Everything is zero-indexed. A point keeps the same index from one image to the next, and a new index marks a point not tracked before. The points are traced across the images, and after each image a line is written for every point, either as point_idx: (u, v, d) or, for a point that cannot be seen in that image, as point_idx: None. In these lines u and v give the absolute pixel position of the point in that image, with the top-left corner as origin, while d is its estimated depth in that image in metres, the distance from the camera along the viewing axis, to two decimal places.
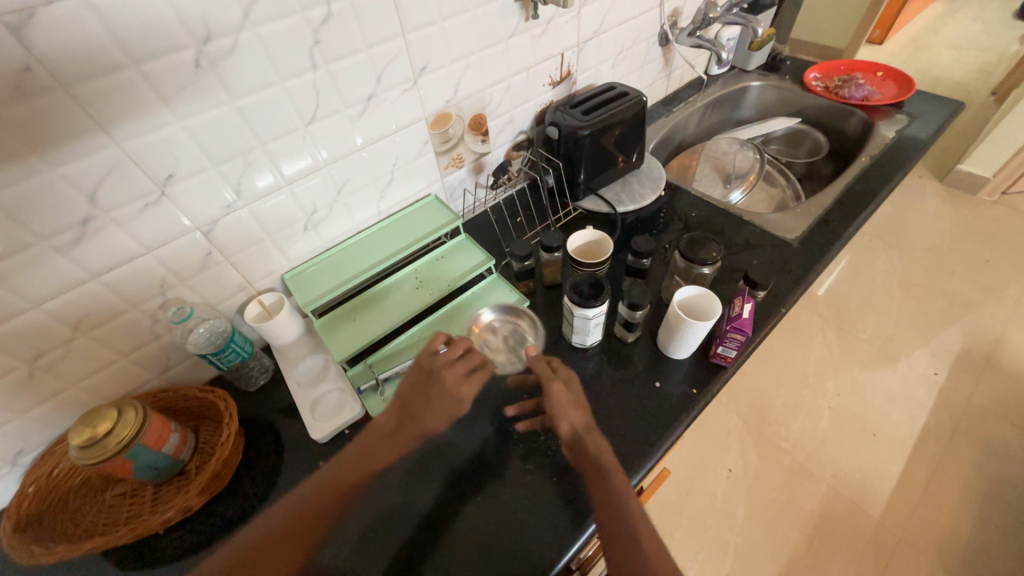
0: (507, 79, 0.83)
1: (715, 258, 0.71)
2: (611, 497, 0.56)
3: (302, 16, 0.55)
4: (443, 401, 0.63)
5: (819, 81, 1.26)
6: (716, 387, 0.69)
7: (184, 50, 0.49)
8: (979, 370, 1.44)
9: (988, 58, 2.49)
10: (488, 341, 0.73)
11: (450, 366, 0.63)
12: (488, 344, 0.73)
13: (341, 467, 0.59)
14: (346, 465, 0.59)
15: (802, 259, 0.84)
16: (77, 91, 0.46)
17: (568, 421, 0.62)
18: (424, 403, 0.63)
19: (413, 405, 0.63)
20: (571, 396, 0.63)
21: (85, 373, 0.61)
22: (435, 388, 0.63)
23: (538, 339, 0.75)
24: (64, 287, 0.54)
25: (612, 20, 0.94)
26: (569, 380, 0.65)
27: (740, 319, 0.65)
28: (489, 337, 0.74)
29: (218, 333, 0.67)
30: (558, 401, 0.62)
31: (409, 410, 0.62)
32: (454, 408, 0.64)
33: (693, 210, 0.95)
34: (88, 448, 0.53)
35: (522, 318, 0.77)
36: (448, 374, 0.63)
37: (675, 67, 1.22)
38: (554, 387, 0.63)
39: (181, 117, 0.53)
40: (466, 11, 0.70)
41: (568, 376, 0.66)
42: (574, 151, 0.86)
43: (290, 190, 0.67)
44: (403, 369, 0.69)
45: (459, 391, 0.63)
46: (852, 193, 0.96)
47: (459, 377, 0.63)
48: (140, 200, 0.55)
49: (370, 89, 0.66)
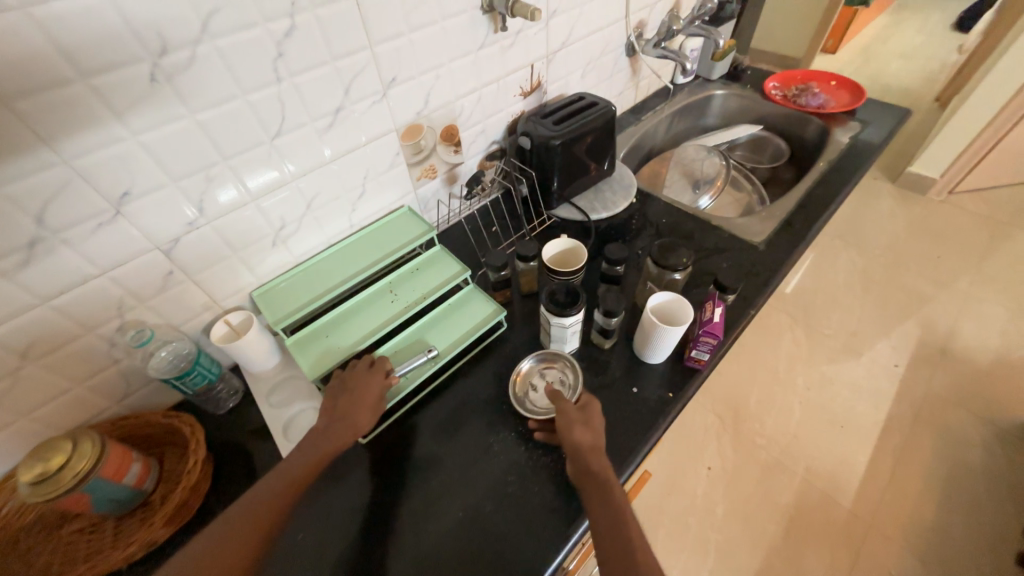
0: (478, 90, 0.84)
1: (685, 264, 0.73)
2: (614, 511, 0.52)
3: (264, 28, 0.54)
4: (362, 401, 0.61)
5: (778, 90, 1.32)
6: (691, 389, 0.71)
7: (137, 63, 0.47)
8: (935, 361, 1.52)
9: (930, 66, 2.66)
10: (535, 382, 0.71)
11: (360, 368, 0.64)
12: (531, 392, 0.70)
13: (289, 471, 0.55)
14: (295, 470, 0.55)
15: (768, 262, 0.87)
16: (20, 107, 0.43)
17: (573, 438, 0.58)
18: (347, 404, 0.61)
19: (334, 408, 0.61)
20: (585, 415, 0.61)
21: (35, 404, 0.58)
22: (349, 390, 0.62)
23: (576, 389, 0.67)
24: (9, 313, 0.51)
25: (580, 32, 0.96)
26: (588, 406, 0.63)
27: (712, 322, 0.66)
28: (532, 383, 0.71)
29: (183, 356, 0.64)
30: (568, 418, 0.60)
31: (336, 410, 0.61)
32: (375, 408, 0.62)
33: (663, 216, 0.98)
34: (38, 484, 0.49)
35: (562, 361, 0.71)
36: (358, 374, 0.64)
37: (643, 77, 1.26)
38: (563, 404, 0.61)
39: (137, 132, 0.51)
40: (434, 23, 0.70)
41: (586, 400, 0.64)
42: (546, 160, 0.87)
43: (257, 206, 0.65)
44: None
45: (370, 389, 0.63)
46: (812, 196, 1.00)
47: (364, 377, 0.63)
48: (94, 219, 0.52)
49: (337, 102, 0.65)
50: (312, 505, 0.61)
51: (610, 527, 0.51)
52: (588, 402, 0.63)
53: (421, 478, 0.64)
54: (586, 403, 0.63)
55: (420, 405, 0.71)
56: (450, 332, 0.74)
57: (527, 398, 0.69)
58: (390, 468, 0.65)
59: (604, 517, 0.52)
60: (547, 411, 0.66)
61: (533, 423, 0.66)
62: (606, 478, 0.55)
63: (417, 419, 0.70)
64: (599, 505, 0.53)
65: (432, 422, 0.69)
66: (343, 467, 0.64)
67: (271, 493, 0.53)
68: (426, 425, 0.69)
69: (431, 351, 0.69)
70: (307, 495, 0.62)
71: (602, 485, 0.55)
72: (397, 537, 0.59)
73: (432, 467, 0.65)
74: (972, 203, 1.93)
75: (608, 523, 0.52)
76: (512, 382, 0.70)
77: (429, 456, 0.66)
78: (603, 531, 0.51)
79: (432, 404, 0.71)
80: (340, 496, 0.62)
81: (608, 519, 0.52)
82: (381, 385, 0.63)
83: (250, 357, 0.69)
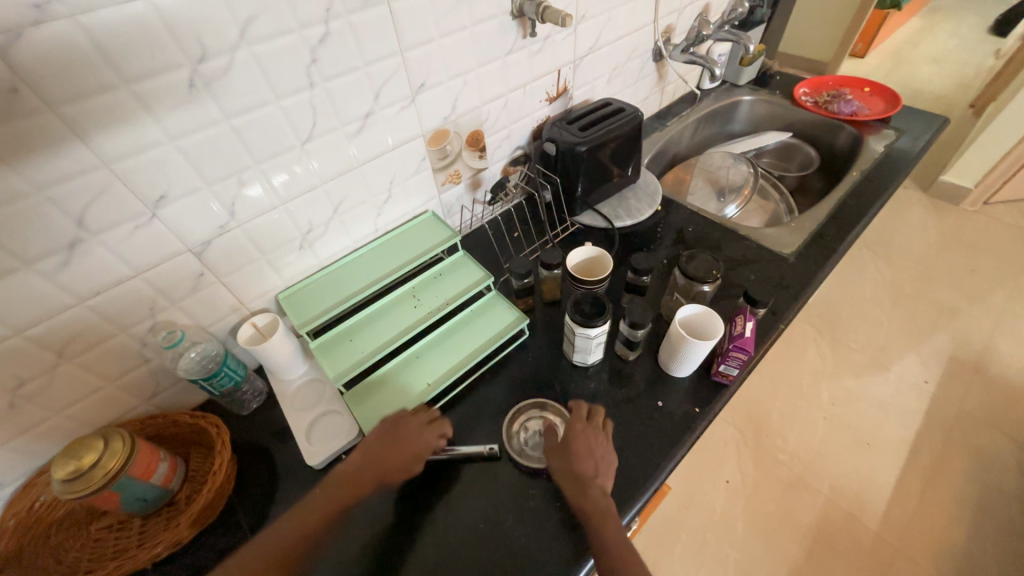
0: (505, 96, 0.83)
1: (716, 276, 0.71)
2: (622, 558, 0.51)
3: (298, 34, 0.54)
4: (400, 454, 0.59)
5: (809, 96, 1.28)
6: (718, 405, 0.69)
7: (178, 69, 0.48)
8: (968, 379, 1.46)
9: (965, 71, 2.57)
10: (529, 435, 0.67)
11: (414, 423, 0.62)
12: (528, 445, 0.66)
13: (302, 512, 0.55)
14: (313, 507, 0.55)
15: (799, 274, 0.84)
16: (65, 111, 0.44)
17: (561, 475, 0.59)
18: (384, 452, 0.59)
19: (371, 450, 0.59)
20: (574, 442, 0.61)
21: (69, 401, 0.59)
22: (399, 442, 0.60)
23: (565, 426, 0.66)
24: (47, 312, 0.52)
25: (607, 37, 0.95)
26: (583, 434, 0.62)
27: (743, 338, 0.64)
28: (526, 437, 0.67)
29: (211, 357, 0.65)
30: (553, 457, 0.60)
31: (373, 459, 0.59)
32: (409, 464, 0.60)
33: (689, 224, 0.96)
34: (72, 481, 0.51)
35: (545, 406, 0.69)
36: (410, 428, 0.62)
37: (669, 82, 1.24)
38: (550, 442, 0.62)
39: (173, 137, 0.51)
40: (464, 29, 0.70)
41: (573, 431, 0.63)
42: (572, 166, 0.86)
43: (286, 209, 0.66)
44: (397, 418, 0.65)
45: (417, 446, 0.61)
46: (845, 207, 0.97)
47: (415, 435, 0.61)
48: (131, 221, 0.53)
49: (366, 107, 0.65)
50: None
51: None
52: (575, 434, 0.62)
53: (442, 486, 0.63)
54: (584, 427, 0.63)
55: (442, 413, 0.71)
56: (472, 339, 0.74)
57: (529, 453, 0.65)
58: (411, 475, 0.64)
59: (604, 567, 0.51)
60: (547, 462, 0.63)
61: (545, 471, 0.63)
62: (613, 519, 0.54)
63: None
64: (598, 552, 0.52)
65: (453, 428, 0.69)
66: None
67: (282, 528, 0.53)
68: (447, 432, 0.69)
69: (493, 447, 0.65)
70: None
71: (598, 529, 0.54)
72: (417, 546, 0.58)
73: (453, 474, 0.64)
74: (1009, 214, 1.86)
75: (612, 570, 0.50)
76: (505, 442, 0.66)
77: (451, 464, 0.65)
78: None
79: (453, 412, 0.71)
80: None
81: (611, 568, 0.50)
82: (426, 446, 0.62)
83: (273, 360, 0.69)
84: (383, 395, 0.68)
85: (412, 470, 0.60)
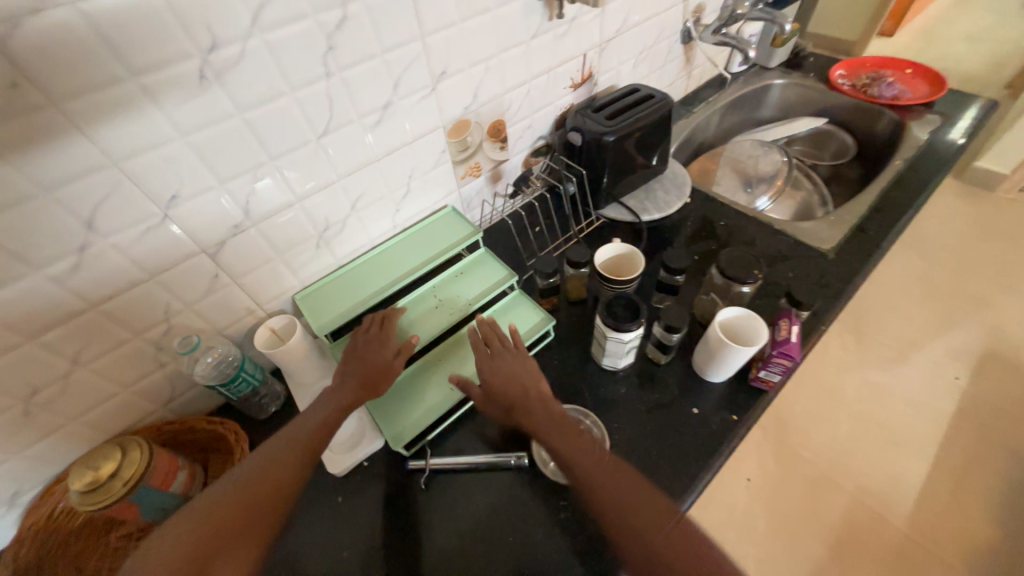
0: (528, 82, 0.79)
1: (757, 277, 0.66)
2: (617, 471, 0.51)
3: (314, 19, 0.50)
4: (370, 360, 0.61)
5: (845, 79, 1.21)
6: (757, 413, 0.65)
7: (188, 59, 0.44)
8: (1004, 375, 1.40)
9: (1002, 49, 2.43)
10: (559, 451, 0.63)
11: (371, 332, 0.64)
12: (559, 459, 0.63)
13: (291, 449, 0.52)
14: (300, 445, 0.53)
15: (839, 272, 0.79)
16: (69, 107, 0.41)
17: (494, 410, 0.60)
18: (357, 362, 0.61)
19: (346, 371, 0.60)
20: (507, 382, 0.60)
21: (85, 408, 0.57)
22: (359, 359, 0.61)
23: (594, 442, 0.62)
24: (59, 318, 0.50)
25: (636, 17, 0.89)
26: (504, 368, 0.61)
27: (788, 343, 0.60)
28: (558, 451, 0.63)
29: (228, 362, 0.62)
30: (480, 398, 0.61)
31: (344, 373, 0.60)
32: (381, 367, 0.61)
33: (720, 218, 0.91)
34: (91, 493, 0.50)
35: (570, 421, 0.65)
36: (370, 337, 0.63)
37: (697, 65, 1.17)
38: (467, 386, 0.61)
39: (184, 132, 0.48)
40: (487, 11, 0.65)
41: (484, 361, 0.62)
42: (598, 157, 0.82)
43: (302, 206, 0.62)
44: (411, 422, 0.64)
45: (384, 349, 0.62)
46: (887, 199, 0.91)
47: (377, 345, 0.62)
48: (143, 223, 0.50)
49: (386, 97, 0.61)
50: (359, 521, 0.60)
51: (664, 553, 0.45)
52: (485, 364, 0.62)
53: (467, 497, 0.61)
54: (500, 353, 0.63)
55: (467, 418, 0.68)
56: None
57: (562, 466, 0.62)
58: (436, 486, 0.62)
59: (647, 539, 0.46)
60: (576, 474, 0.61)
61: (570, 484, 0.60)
62: (562, 424, 0.55)
63: (463, 430, 0.67)
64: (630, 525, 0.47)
65: (477, 435, 0.67)
66: (390, 485, 0.63)
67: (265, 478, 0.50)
68: (472, 439, 0.67)
69: (521, 456, 0.63)
70: (355, 510, 0.61)
71: (624, 501, 0.48)
72: (444, 560, 0.57)
73: (480, 485, 0.62)
74: None
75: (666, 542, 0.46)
76: (535, 453, 0.63)
77: (477, 474, 0.63)
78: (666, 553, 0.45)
79: (478, 418, 0.68)
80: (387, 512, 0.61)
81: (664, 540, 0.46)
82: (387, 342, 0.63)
83: (291, 365, 0.66)
84: (405, 398, 0.67)
85: (388, 371, 0.61)
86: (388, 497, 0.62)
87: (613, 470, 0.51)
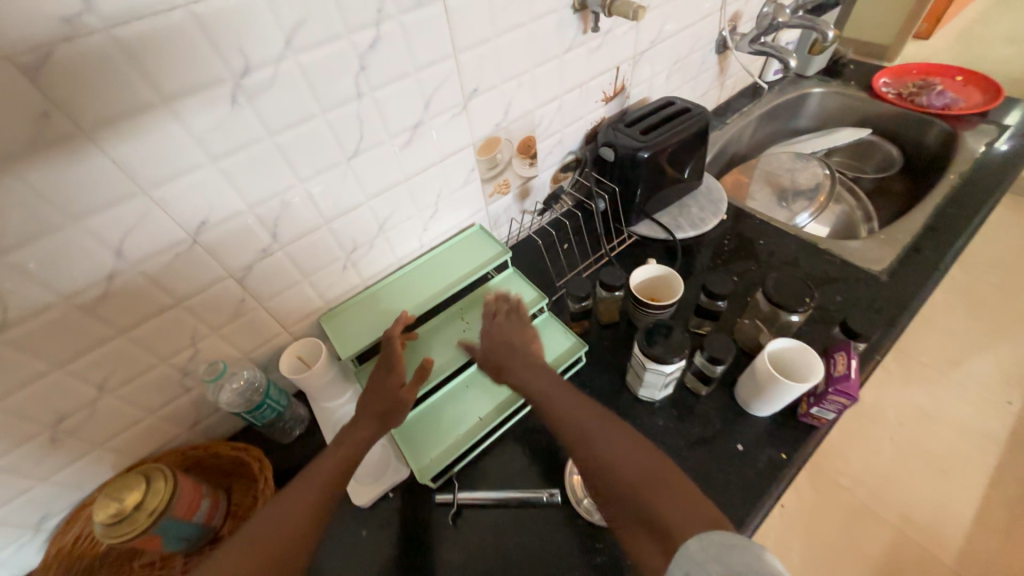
0: (560, 97, 0.76)
1: (808, 305, 0.61)
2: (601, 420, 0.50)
3: (347, 39, 0.48)
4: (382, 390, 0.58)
5: (890, 87, 1.15)
6: (808, 451, 0.61)
7: (221, 84, 0.43)
8: None
9: None
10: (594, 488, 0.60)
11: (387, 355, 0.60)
12: (593, 498, 0.59)
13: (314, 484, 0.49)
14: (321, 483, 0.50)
15: (894, 296, 0.74)
16: (101, 136, 0.40)
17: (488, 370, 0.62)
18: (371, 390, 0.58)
19: (361, 406, 0.57)
20: (503, 344, 0.62)
21: (112, 433, 0.56)
22: (370, 391, 0.58)
23: None
24: (87, 346, 0.49)
25: (671, 28, 0.86)
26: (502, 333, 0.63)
27: (846, 381, 0.55)
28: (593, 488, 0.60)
29: (254, 388, 0.60)
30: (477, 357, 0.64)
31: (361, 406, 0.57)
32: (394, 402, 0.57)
33: (760, 236, 0.86)
34: (115, 525, 0.49)
35: None
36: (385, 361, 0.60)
37: (731, 74, 1.13)
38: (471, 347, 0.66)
39: (215, 158, 0.47)
40: (522, 26, 0.63)
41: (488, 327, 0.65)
42: (631, 173, 0.78)
43: (330, 228, 0.61)
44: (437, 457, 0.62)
45: (393, 377, 0.59)
46: (943, 216, 0.85)
47: (386, 374, 0.59)
48: (172, 249, 0.49)
49: (417, 116, 0.59)
50: (383, 557, 0.58)
51: (635, 487, 0.43)
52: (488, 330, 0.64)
53: (496, 535, 0.58)
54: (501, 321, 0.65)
55: (495, 449, 0.65)
56: None
57: (598, 507, 0.59)
58: (463, 524, 0.59)
59: (620, 474, 0.44)
60: None
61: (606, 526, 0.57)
62: (550, 380, 0.57)
63: (491, 462, 0.64)
64: (603, 460, 0.46)
65: (507, 468, 0.64)
66: (415, 520, 0.60)
67: (287, 515, 0.46)
68: (501, 472, 0.64)
69: (553, 492, 0.60)
70: (379, 545, 0.59)
71: (601, 441, 0.48)
72: None
73: (509, 524, 0.59)
74: None
75: (640, 478, 0.44)
76: (569, 490, 0.60)
77: (506, 511, 0.60)
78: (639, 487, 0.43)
79: (506, 449, 0.65)
80: (412, 549, 0.58)
81: (637, 475, 0.44)
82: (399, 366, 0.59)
83: (316, 391, 0.65)
84: (430, 429, 0.65)
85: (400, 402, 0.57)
86: (413, 534, 0.59)
87: (595, 417, 0.51)
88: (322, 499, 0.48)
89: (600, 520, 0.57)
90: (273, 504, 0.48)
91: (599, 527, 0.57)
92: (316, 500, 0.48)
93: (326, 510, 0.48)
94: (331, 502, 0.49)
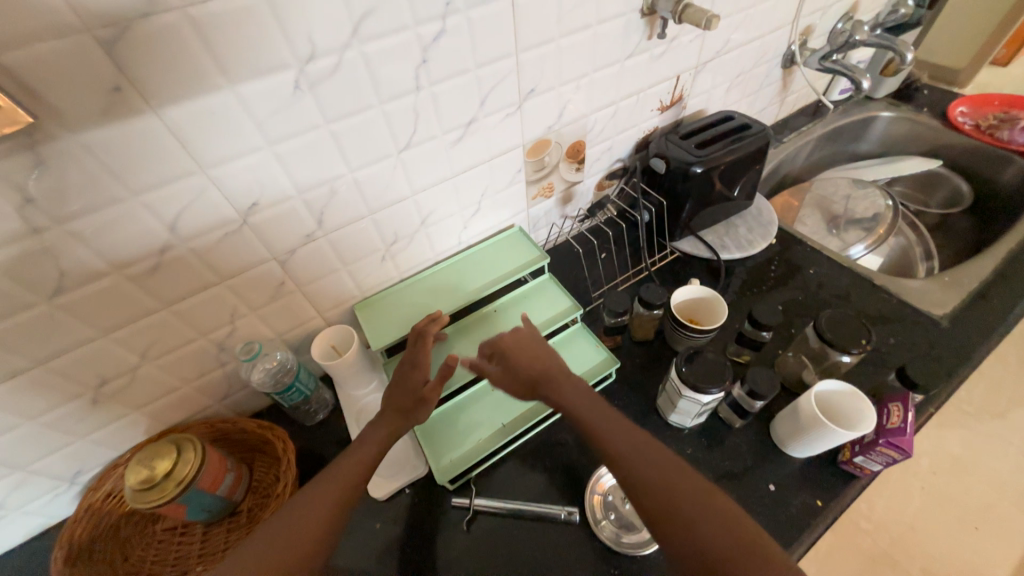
0: (616, 103, 0.73)
1: (864, 347, 0.58)
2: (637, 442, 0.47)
3: (413, 31, 0.47)
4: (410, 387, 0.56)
5: (967, 117, 1.08)
6: (845, 500, 0.57)
7: (285, 69, 0.43)
8: None
9: None
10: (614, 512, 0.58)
11: (417, 350, 0.58)
12: (613, 522, 0.58)
13: (338, 477, 0.49)
14: (347, 477, 0.49)
15: (954, 344, 0.69)
16: (167, 114, 0.40)
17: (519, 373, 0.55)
18: (395, 385, 0.57)
19: (387, 402, 0.57)
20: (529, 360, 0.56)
21: (148, 399, 0.58)
22: (390, 387, 0.58)
23: None
24: (135, 315, 0.50)
25: (738, 39, 0.82)
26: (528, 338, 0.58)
27: (900, 435, 0.52)
28: (613, 511, 0.58)
29: (285, 370, 0.61)
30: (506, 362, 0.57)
31: (387, 400, 0.57)
32: (415, 401, 0.56)
33: (810, 265, 0.82)
34: (144, 491, 0.50)
35: None
36: (416, 357, 0.58)
37: (793, 90, 1.07)
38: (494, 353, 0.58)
39: (272, 142, 0.47)
40: (588, 28, 0.60)
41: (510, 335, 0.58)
42: (682, 188, 0.75)
43: (374, 218, 0.60)
44: (458, 459, 0.62)
45: (412, 372, 0.57)
46: (1016, 262, 0.79)
47: (406, 369, 0.57)
48: (222, 228, 0.50)
49: (471, 113, 0.58)
50: (396, 554, 0.57)
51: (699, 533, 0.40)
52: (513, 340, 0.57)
53: (511, 546, 0.57)
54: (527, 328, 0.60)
55: (515, 457, 0.65)
56: None
57: (617, 531, 0.57)
58: (477, 531, 0.59)
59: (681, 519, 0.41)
60: (635, 541, 0.56)
61: (626, 552, 0.55)
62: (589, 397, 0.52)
63: (510, 470, 0.64)
64: (669, 504, 0.42)
65: (526, 478, 0.63)
66: (430, 520, 0.60)
67: (311, 506, 0.46)
68: (520, 481, 0.63)
69: (572, 511, 0.58)
70: (392, 541, 0.58)
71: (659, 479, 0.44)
72: None
73: (525, 536, 0.58)
74: None
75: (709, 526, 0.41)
76: (589, 509, 0.59)
77: (522, 523, 0.59)
78: (705, 532, 0.40)
79: (526, 459, 0.64)
80: (425, 550, 0.57)
81: (704, 521, 0.41)
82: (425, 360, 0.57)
83: (345, 378, 0.65)
84: (453, 429, 0.64)
85: (423, 401, 0.55)
86: (427, 534, 0.59)
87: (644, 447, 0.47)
88: (343, 496, 0.48)
89: (619, 544, 0.56)
90: (299, 495, 0.48)
91: (616, 552, 0.56)
92: (339, 494, 0.48)
93: (348, 505, 0.48)
94: (355, 499, 0.49)
